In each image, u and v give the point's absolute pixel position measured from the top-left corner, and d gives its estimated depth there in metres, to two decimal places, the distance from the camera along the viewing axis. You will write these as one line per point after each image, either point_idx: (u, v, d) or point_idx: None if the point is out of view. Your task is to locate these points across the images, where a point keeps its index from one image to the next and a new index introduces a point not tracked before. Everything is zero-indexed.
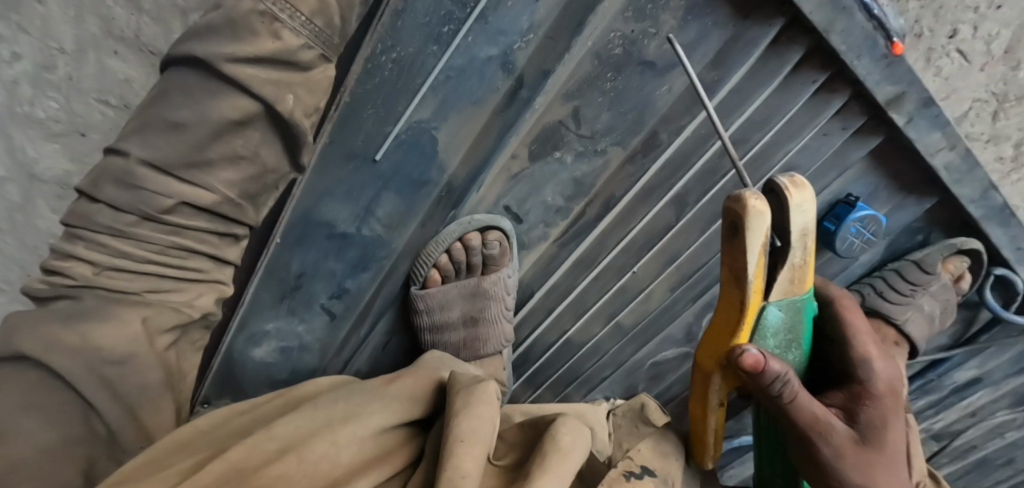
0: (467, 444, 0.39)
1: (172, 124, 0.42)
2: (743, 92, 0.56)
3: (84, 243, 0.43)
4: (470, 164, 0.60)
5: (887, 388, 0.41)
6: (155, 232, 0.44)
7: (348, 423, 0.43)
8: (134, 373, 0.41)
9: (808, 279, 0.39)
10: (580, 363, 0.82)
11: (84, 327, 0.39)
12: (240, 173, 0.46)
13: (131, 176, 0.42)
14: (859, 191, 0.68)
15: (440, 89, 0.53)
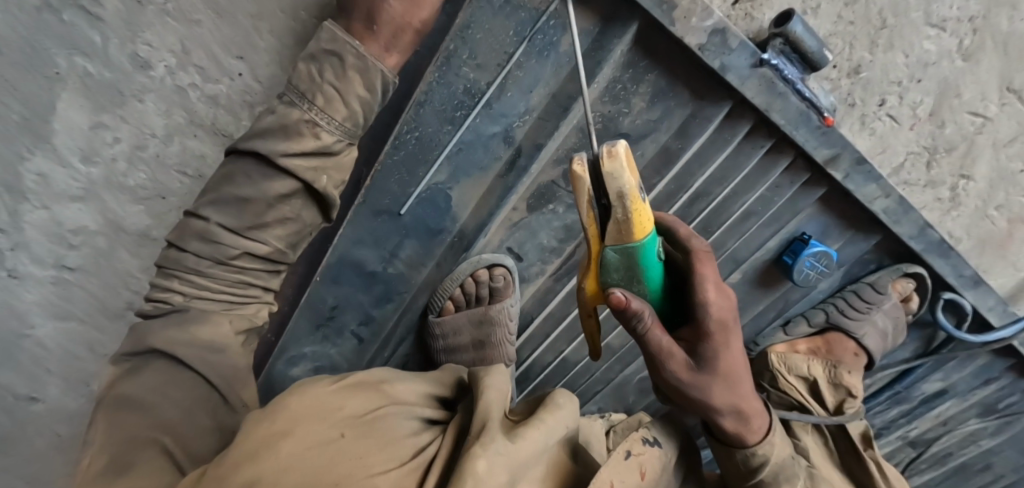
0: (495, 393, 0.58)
1: (238, 198, 0.55)
2: (703, 156, 0.68)
3: (178, 280, 0.58)
4: (478, 215, 0.71)
5: (720, 325, 0.50)
6: (226, 271, 0.59)
7: (407, 383, 0.60)
8: (223, 359, 0.58)
9: (642, 226, 0.44)
10: (576, 378, 0.93)
11: (190, 329, 0.57)
12: (287, 229, 0.59)
13: (210, 234, 0.56)
14: (813, 230, 0.79)
15: (453, 158, 0.66)
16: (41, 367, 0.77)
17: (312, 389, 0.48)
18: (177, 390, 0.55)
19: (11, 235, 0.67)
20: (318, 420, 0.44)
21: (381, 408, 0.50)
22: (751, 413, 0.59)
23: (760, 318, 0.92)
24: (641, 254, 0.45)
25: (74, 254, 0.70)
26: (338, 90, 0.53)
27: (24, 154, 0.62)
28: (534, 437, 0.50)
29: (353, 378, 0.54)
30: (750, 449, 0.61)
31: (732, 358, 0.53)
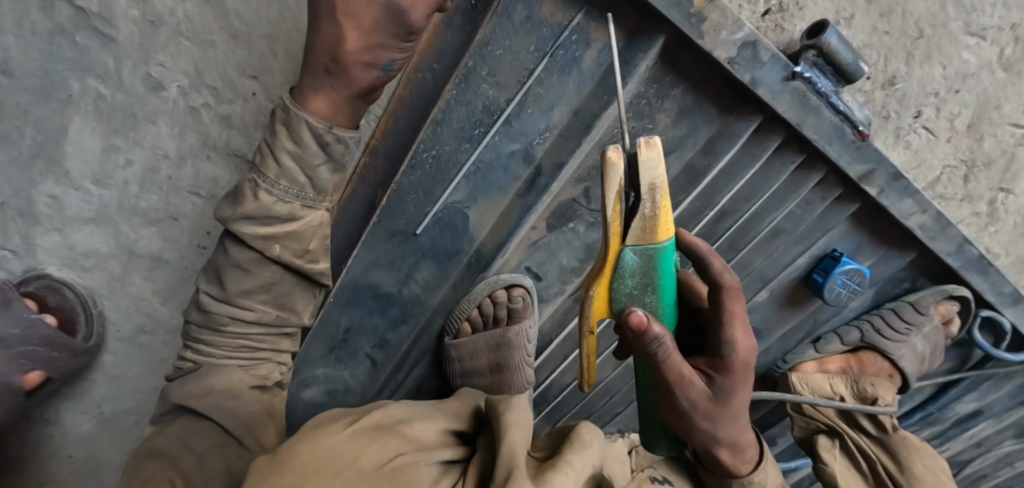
0: (516, 422, 0.58)
1: (218, 270, 0.56)
2: (730, 173, 0.66)
3: (190, 349, 0.61)
4: (495, 235, 0.69)
5: (741, 363, 0.51)
6: (224, 335, 0.59)
7: (427, 420, 0.59)
8: (241, 404, 0.57)
9: (665, 230, 0.43)
10: (595, 400, 0.91)
11: (206, 380, 0.57)
12: (271, 293, 0.57)
13: (202, 303, 0.58)
14: (843, 247, 0.76)
15: (471, 178, 0.64)
16: (55, 389, 0.76)
17: (327, 437, 0.46)
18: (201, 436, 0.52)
19: (23, 258, 0.66)
20: (334, 476, 0.42)
21: (403, 453, 0.49)
22: (745, 443, 0.59)
23: (788, 337, 0.89)
24: (661, 261, 0.44)
25: (84, 277, 0.69)
26: (271, 146, 0.49)
27: (37, 177, 0.62)
28: (563, 481, 0.53)
29: (370, 420, 0.52)
30: (747, 475, 0.61)
31: (742, 391, 0.53)
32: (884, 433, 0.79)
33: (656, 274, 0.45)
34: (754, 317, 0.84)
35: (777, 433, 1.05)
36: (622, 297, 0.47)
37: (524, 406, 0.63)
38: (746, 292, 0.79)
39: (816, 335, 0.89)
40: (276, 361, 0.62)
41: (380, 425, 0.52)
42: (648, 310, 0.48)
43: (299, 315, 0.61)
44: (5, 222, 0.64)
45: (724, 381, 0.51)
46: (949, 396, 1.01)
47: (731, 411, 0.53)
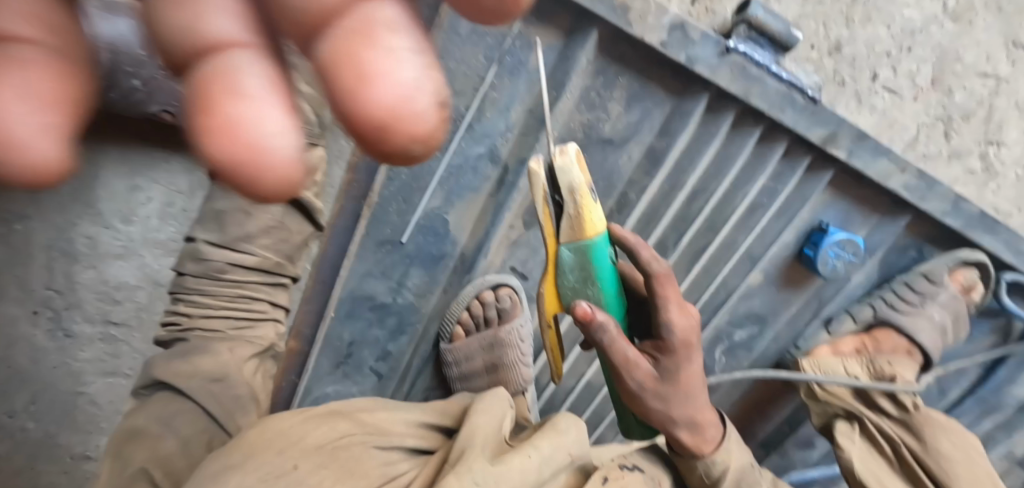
0: (483, 413, 0.57)
1: (218, 213, 0.58)
2: (691, 153, 0.68)
3: (183, 303, 0.59)
4: (477, 237, 0.74)
5: (682, 342, 0.54)
6: (224, 286, 0.59)
7: (392, 410, 0.59)
8: (228, 388, 0.56)
9: (593, 226, 0.49)
10: (605, 406, 0.90)
11: (192, 359, 0.55)
12: (272, 238, 0.61)
13: (199, 252, 0.58)
14: (830, 218, 0.75)
15: (445, 183, 0.69)
16: (96, 422, 0.82)
17: (278, 421, 0.49)
18: (179, 411, 0.52)
19: (65, 296, 0.75)
20: (275, 454, 0.46)
21: (352, 435, 0.51)
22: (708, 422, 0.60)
23: (796, 321, 0.86)
24: (594, 254, 0.50)
25: (118, 307, 0.77)
26: None
27: (74, 220, 0.71)
28: (525, 465, 0.51)
29: (331, 406, 0.54)
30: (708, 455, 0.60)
31: (692, 371, 0.56)
32: (904, 412, 0.76)
33: (595, 266, 0.51)
34: (754, 301, 0.83)
35: (811, 433, 0.99)
36: (569, 291, 0.53)
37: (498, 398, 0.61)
38: (738, 273, 0.79)
39: (827, 316, 0.85)
40: (272, 322, 0.63)
41: (336, 411, 0.54)
42: (593, 301, 0.53)
43: (293, 265, 0.65)
44: (49, 263, 0.73)
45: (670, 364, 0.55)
46: (999, 379, 0.93)
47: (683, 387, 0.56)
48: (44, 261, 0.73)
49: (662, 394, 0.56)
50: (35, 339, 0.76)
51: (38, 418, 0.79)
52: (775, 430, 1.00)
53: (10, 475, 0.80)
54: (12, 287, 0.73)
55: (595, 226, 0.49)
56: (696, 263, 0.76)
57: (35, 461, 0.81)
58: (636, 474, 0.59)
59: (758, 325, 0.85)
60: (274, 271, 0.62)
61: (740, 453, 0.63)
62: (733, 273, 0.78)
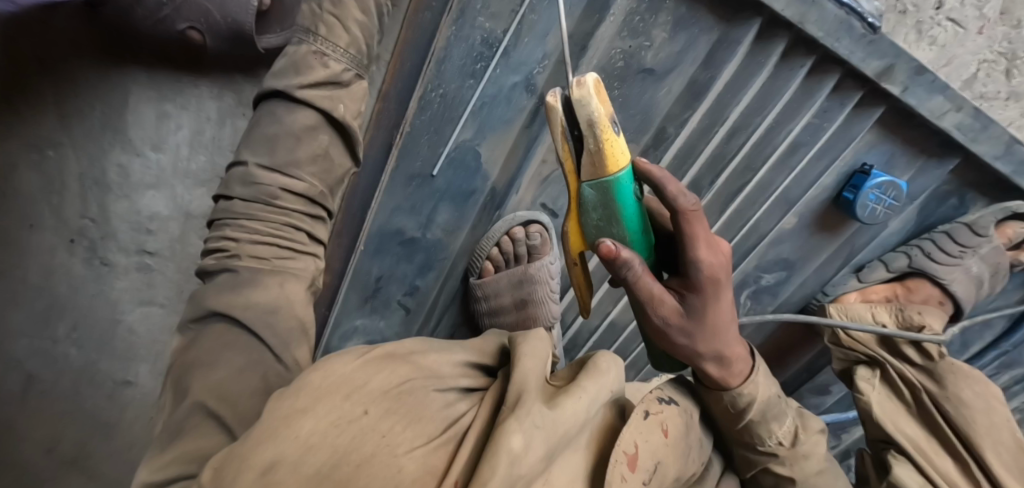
0: (532, 353, 0.51)
1: (267, 137, 0.56)
2: (736, 86, 0.65)
3: (229, 227, 0.55)
4: (508, 172, 0.73)
5: (711, 278, 0.50)
6: (273, 213, 0.56)
7: (441, 352, 0.52)
8: (280, 320, 0.52)
9: (612, 161, 0.47)
10: (627, 347, 0.92)
11: (243, 291, 0.51)
12: (320, 166, 0.58)
13: (250, 176, 0.55)
14: (874, 160, 0.73)
15: (477, 114, 0.67)
16: (135, 350, 0.85)
17: (338, 364, 0.43)
18: (234, 342, 0.48)
19: (100, 225, 0.76)
20: (341, 397, 0.39)
21: (412, 379, 0.45)
22: (739, 358, 0.56)
23: (826, 269, 0.85)
24: (616, 190, 0.48)
25: (151, 239, 0.78)
26: (337, 17, 0.58)
27: (106, 147, 0.71)
28: (574, 404, 0.44)
29: (383, 349, 0.48)
30: (736, 390, 0.57)
31: (721, 308, 0.53)
32: (929, 360, 0.74)
33: (617, 203, 0.49)
34: (785, 247, 0.81)
35: (828, 381, 1.00)
36: (593, 231, 0.51)
37: (545, 339, 0.55)
38: (772, 216, 0.77)
39: (858, 264, 0.84)
40: (312, 257, 0.59)
41: (391, 353, 0.48)
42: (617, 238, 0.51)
43: (333, 200, 0.61)
44: (83, 191, 0.74)
45: (695, 300, 0.51)
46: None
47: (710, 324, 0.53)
48: (79, 188, 0.73)
49: (686, 331, 0.53)
50: (74, 268, 0.78)
51: (81, 345, 0.82)
52: (792, 376, 1.01)
53: (60, 396, 0.84)
54: (51, 214, 0.74)
55: (617, 160, 0.47)
56: (730, 206, 0.75)
57: (80, 385, 0.84)
58: (674, 406, 0.56)
59: (786, 271, 0.84)
60: (319, 201, 0.59)
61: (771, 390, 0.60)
62: (768, 217, 0.77)
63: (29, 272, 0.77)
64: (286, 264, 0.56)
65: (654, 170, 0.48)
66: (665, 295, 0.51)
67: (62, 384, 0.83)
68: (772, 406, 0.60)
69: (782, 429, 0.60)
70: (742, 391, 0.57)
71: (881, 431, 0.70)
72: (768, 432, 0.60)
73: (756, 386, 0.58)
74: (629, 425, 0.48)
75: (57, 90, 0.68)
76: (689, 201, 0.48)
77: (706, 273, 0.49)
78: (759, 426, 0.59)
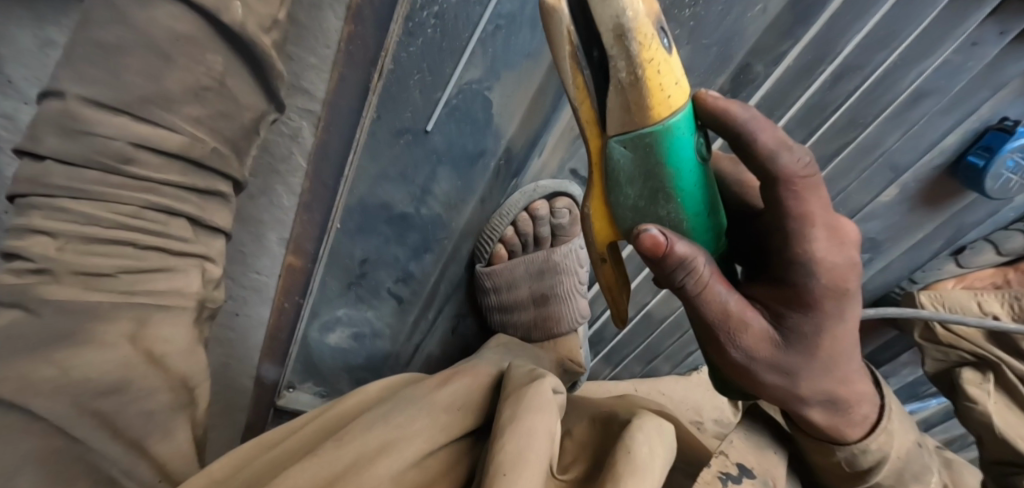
0: (511, 475, 0.28)
1: (100, 47, 0.30)
2: (861, 3, 0.45)
3: (42, 212, 0.33)
4: (529, 127, 0.55)
5: (826, 287, 0.31)
6: (123, 191, 0.34)
7: (356, 464, 0.31)
8: (128, 395, 0.32)
9: (659, 97, 0.28)
10: (664, 335, 0.79)
11: (54, 348, 0.30)
12: (210, 108, 0.34)
13: (72, 119, 0.31)
14: (1016, 113, 0.55)
15: (489, 43, 0.48)
16: None
17: None
18: (19, 444, 0.27)
19: None
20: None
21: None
22: (864, 399, 0.36)
23: (919, 249, 0.69)
24: (666, 145, 0.29)
25: None
26: None
27: None
28: None
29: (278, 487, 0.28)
30: (857, 445, 0.36)
31: (840, 333, 0.33)
32: None
33: (669, 170, 0.30)
34: (874, 224, 0.65)
35: None
36: (629, 213, 0.33)
37: (534, 434, 0.31)
38: (866, 189, 0.61)
39: (960, 244, 0.69)
40: (197, 261, 0.39)
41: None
42: (667, 225, 0.32)
43: (240, 163, 0.39)
44: None
45: (799, 318, 0.32)
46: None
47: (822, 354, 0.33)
48: None
49: (784, 367, 0.34)
50: None
51: None
52: None
53: None
54: None
55: (669, 97, 0.28)
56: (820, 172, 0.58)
57: None
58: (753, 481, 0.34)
59: (870, 253, 0.69)
60: (211, 167, 0.36)
61: (907, 435, 0.38)
62: (863, 186, 0.60)
63: None
64: (146, 283, 0.36)
65: (728, 107, 0.29)
66: (750, 312, 0.32)
67: None
68: (914, 464, 0.38)
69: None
70: (866, 446, 0.36)
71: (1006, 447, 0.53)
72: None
73: (887, 436, 0.36)
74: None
75: None
76: (799, 161, 0.29)
77: (823, 277, 0.31)
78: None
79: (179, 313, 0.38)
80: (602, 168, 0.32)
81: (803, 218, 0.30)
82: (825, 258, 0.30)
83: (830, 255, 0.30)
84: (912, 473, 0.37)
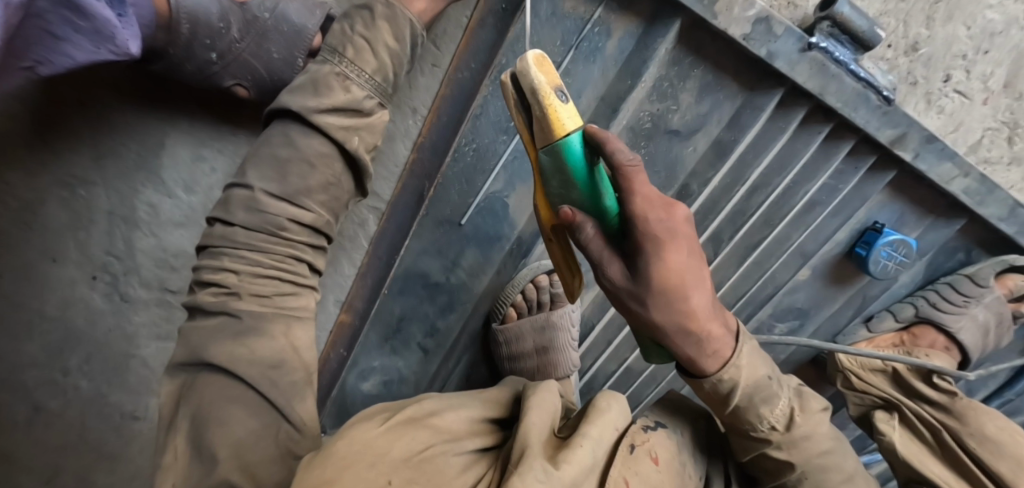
0: (536, 410, 0.49)
1: (278, 159, 0.52)
2: (758, 147, 0.68)
3: (228, 257, 0.51)
4: (534, 222, 0.75)
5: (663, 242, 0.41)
6: (276, 244, 0.53)
7: (451, 410, 0.52)
8: (286, 374, 0.50)
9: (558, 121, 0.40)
10: (641, 388, 0.95)
11: (246, 341, 0.49)
12: (330, 195, 0.56)
13: (256, 203, 0.52)
14: (885, 219, 0.76)
15: (509, 167, 0.69)
16: (146, 385, 0.84)
17: (362, 431, 0.43)
18: (226, 390, 0.47)
19: (125, 262, 0.76)
20: (369, 467, 0.39)
21: (432, 446, 0.44)
22: (716, 334, 0.48)
23: (837, 318, 0.87)
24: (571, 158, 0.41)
25: (173, 276, 0.79)
26: (367, 40, 0.54)
27: (138, 188, 0.72)
28: (580, 454, 0.44)
29: (406, 412, 0.48)
30: (715, 377, 0.50)
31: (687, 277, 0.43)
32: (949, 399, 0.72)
33: (573, 175, 0.40)
34: (798, 297, 0.84)
35: (836, 426, 1.02)
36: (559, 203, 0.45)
37: (548, 395, 0.53)
38: (788, 269, 0.81)
39: (868, 314, 0.87)
40: (312, 291, 0.57)
41: (412, 418, 0.47)
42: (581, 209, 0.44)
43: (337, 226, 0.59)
44: (110, 229, 0.73)
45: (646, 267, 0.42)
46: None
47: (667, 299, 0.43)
48: (106, 226, 0.73)
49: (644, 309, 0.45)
50: (93, 302, 0.77)
51: (92, 377, 0.81)
52: None
53: (65, 427, 0.83)
54: (74, 251, 0.73)
55: (564, 125, 0.39)
56: (748, 256, 0.78)
57: (88, 417, 0.83)
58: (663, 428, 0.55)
59: (798, 319, 0.87)
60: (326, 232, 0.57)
61: (755, 368, 0.53)
62: (782, 268, 0.80)
63: (46, 303, 0.75)
64: (288, 303, 0.54)
65: (598, 133, 0.39)
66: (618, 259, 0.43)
67: (73, 413, 0.82)
68: (761, 388, 0.53)
69: (774, 412, 0.54)
70: (722, 376, 0.50)
71: (910, 470, 0.67)
72: (757, 416, 0.53)
73: (737, 369, 0.51)
74: (619, 465, 0.47)
75: (94, 136, 0.68)
76: (625, 153, 0.38)
77: (649, 234, 0.40)
78: (747, 412, 0.53)
79: (307, 324, 0.55)
80: (538, 171, 0.43)
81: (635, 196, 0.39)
82: (648, 221, 0.40)
83: (650, 220, 0.40)
84: (761, 395, 0.53)
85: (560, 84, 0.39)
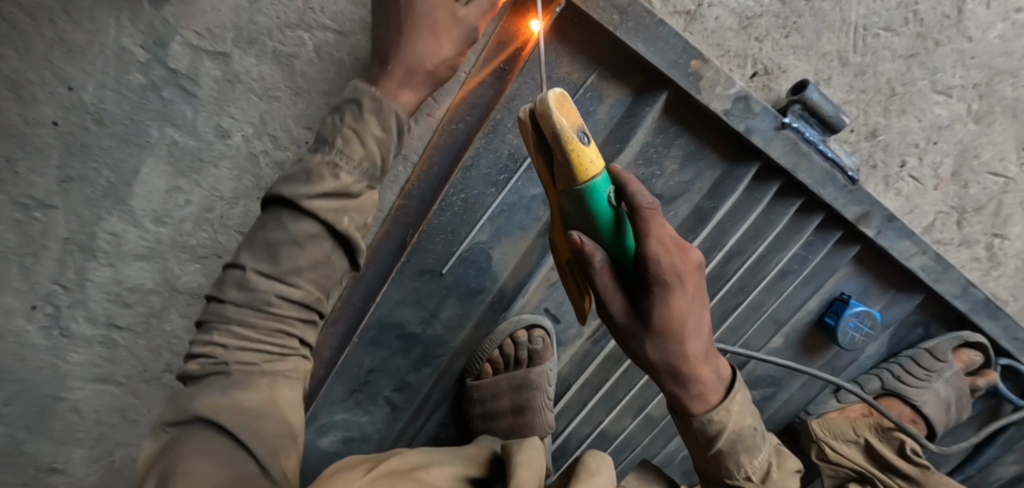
0: (526, 462, 0.52)
1: (269, 242, 0.49)
2: (735, 215, 0.71)
3: (218, 331, 0.48)
4: (518, 275, 0.75)
5: (671, 276, 0.39)
6: (266, 320, 0.49)
7: (440, 466, 0.53)
8: (267, 426, 0.45)
9: (583, 166, 0.36)
10: (615, 455, 0.91)
11: (232, 393, 0.45)
12: (322, 273, 0.51)
13: (247, 282, 0.48)
14: (850, 290, 0.80)
15: (495, 219, 0.69)
16: (72, 434, 0.75)
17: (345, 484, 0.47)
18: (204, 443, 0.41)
19: (73, 293, 0.69)
20: None
21: None
22: (708, 383, 0.47)
23: (808, 387, 0.88)
24: (593, 201, 0.37)
25: (124, 312, 0.71)
26: (355, 130, 0.48)
27: (102, 214, 0.67)
28: None
29: (389, 464, 0.50)
30: (700, 418, 0.48)
31: (687, 313, 0.41)
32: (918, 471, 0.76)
33: (594, 215, 0.38)
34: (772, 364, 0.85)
35: None
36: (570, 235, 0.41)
37: (538, 451, 0.56)
38: (761, 335, 0.82)
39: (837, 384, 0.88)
40: (304, 358, 0.53)
41: (396, 470, 0.50)
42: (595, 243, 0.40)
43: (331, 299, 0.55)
44: (63, 256, 0.68)
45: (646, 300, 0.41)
46: (999, 470, 0.91)
47: (667, 344, 0.42)
48: (59, 254, 0.67)
49: (641, 348, 0.43)
50: (27, 336, 0.70)
51: (8, 420, 0.73)
52: None
53: None
54: (16, 277, 0.67)
55: (588, 169, 0.36)
56: (724, 320, 0.79)
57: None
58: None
59: (772, 387, 0.87)
60: (319, 306, 0.52)
61: (742, 416, 0.50)
62: (756, 334, 0.82)
63: None
64: (275, 367, 0.50)
65: (620, 176, 0.38)
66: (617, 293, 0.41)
67: None
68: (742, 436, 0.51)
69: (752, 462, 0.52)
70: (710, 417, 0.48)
71: None
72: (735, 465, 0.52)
73: (726, 413, 0.49)
74: None
75: (63, 157, 0.64)
76: (645, 198, 0.37)
77: (653, 270, 0.39)
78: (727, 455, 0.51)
79: (296, 384, 0.51)
80: (557, 209, 0.41)
81: (650, 239, 0.37)
82: (658, 264, 0.38)
83: (662, 262, 0.39)
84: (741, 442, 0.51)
85: (580, 125, 0.35)
